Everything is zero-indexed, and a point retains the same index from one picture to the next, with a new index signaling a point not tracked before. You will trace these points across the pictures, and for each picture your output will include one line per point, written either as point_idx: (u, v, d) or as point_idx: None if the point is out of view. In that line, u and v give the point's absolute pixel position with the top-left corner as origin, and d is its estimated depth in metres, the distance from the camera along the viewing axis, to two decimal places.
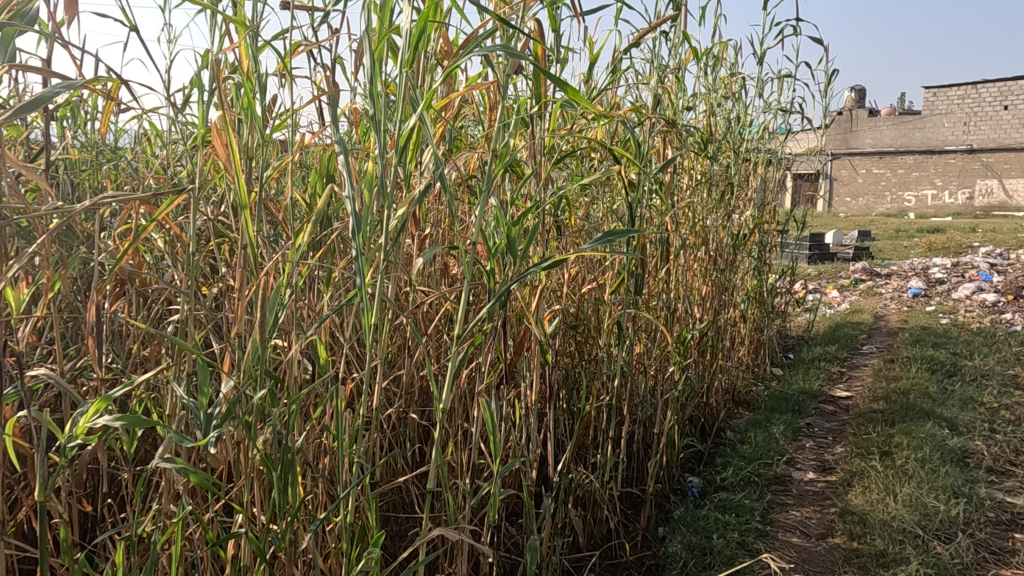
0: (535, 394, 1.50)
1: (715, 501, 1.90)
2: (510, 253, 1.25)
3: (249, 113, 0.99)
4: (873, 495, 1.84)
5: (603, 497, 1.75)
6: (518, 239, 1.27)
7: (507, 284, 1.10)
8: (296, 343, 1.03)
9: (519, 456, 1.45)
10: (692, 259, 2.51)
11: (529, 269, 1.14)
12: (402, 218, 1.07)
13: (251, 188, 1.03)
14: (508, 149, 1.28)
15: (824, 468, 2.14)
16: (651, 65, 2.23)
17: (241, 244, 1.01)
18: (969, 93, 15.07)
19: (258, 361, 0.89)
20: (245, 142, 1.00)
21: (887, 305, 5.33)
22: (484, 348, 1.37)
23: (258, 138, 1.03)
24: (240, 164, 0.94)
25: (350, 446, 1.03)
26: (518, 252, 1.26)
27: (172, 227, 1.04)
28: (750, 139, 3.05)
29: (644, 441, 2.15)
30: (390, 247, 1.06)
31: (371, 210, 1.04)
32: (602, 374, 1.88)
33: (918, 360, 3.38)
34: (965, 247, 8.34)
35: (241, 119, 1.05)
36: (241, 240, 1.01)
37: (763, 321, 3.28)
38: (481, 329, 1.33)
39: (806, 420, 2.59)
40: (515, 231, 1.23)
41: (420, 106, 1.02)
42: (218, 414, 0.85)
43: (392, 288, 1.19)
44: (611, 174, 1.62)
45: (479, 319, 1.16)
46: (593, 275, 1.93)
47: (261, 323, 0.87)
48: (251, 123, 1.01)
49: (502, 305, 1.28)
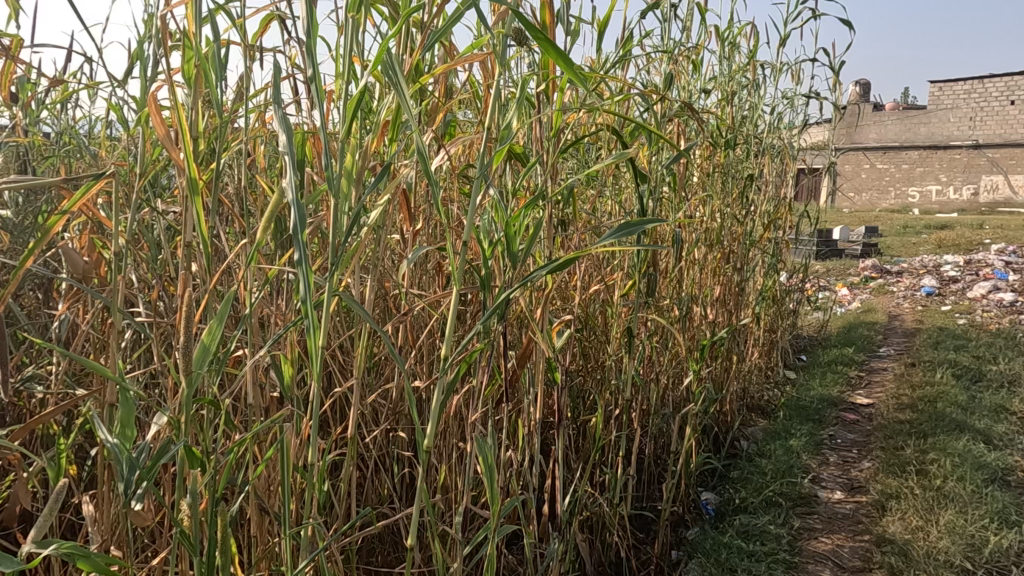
0: (539, 414, 1.32)
1: (736, 525, 1.72)
2: (512, 258, 1.05)
3: (196, 88, 0.82)
4: (911, 522, 1.67)
5: (613, 521, 1.58)
6: (520, 237, 1.08)
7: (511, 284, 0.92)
8: (250, 365, 0.84)
9: (520, 485, 1.27)
10: (706, 257, 2.33)
11: (535, 274, 0.96)
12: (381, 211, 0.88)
13: (202, 176, 0.86)
14: (508, 130, 1.09)
15: (854, 487, 1.96)
16: (662, 46, 2.04)
17: (183, 241, 0.83)
18: (976, 88, 14.85)
19: (193, 387, 0.66)
20: (191, 117, 0.82)
21: (899, 303, 5.22)
22: (481, 365, 1.19)
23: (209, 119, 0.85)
24: (183, 146, 0.75)
25: (317, 488, 0.85)
26: (520, 254, 1.07)
27: (94, 212, 0.96)
28: (764, 128, 2.86)
29: (658, 456, 1.97)
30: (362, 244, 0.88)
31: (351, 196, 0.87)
32: (612, 385, 1.71)
33: (941, 365, 3.19)
34: (978, 244, 8.13)
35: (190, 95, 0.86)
36: (184, 235, 0.83)
37: (775, 321, 3.11)
38: (477, 344, 1.15)
39: (828, 431, 2.41)
40: (515, 228, 1.04)
41: (397, 73, 0.82)
42: (145, 461, 0.66)
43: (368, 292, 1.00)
44: (627, 162, 1.45)
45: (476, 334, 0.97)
46: (601, 276, 1.75)
47: (183, 345, 0.64)
48: (201, 99, 0.84)
49: (502, 315, 1.10)
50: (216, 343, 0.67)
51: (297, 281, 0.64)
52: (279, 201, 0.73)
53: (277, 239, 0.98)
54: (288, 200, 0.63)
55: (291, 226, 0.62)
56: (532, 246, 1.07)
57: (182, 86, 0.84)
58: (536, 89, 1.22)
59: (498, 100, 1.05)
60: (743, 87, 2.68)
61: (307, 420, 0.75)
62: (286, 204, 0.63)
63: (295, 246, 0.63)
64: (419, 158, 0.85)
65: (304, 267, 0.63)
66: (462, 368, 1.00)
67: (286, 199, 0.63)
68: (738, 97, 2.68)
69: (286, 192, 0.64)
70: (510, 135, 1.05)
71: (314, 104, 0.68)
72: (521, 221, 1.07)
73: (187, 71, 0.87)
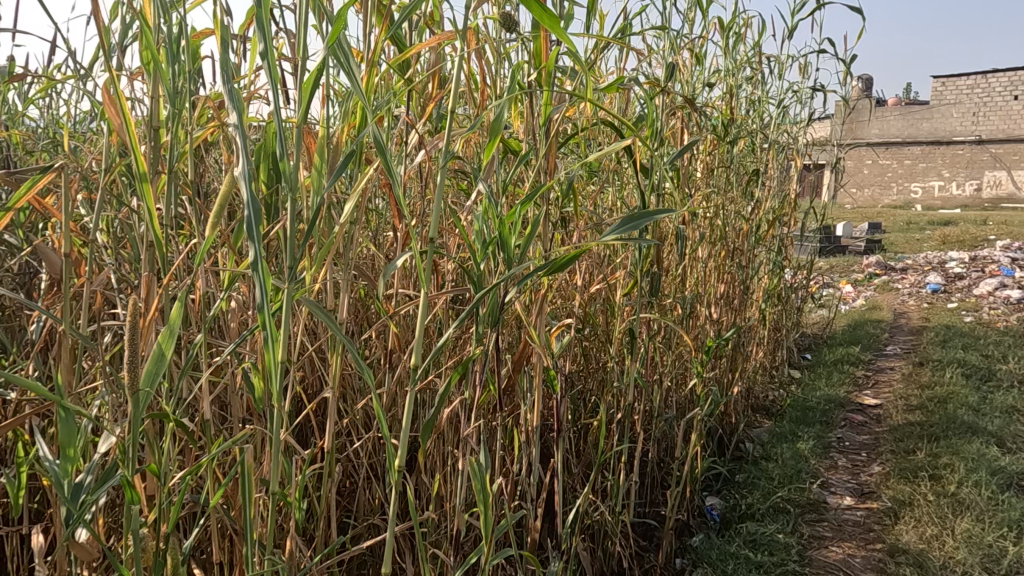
0: (537, 420, 1.25)
1: (743, 533, 1.66)
2: (508, 257, 0.99)
3: (154, 73, 0.74)
4: (925, 531, 1.62)
5: (615, 529, 1.52)
6: (516, 235, 1.01)
7: (502, 283, 0.87)
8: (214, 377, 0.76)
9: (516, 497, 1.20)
10: (710, 254, 2.25)
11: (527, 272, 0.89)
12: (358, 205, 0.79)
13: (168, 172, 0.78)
14: (502, 121, 1.01)
15: (864, 492, 1.90)
16: (664, 37, 1.96)
17: (145, 242, 0.76)
18: (979, 83, 14.74)
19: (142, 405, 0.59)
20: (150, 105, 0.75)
21: (904, 300, 5.14)
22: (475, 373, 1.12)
23: (171, 107, 0.76)
24: (131, 134, 0.68)
25: (296, 506, 0.79)
26: (518, 256, 1.00)
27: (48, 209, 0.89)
28: (769, 122, 2.78)
29: (662, 460, 1.91)
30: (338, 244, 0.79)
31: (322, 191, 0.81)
32: (613, 387, 1.64)
33: (950, 364, 3.12)
34: (982, 241, 8.05)
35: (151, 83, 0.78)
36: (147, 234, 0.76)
37: (780, 319, 3.04)
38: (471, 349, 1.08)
39: (836, 433, 2.35)
40: (509, 225, 0.98)
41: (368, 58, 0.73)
42: (90, 485, 0.59)
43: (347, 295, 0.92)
44: (629, 156, 1.38)
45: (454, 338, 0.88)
46: (601, 274, 1.69)
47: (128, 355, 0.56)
48: (162, 85, 0.76)
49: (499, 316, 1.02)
50: (165, 355, 0.59)
51: (255, 288, 0.56)
52: (237, 194, 0.65)
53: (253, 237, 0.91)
54: (243, 193, 0.56)
55: (247, 223, 0.55)
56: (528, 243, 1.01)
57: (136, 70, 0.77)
58: (531, 78, 1.15)
59: (488, 87, 0.97)
60: (747, 80, 2.60)
61: (275, 439, 0.67)
62: (242, 197, 0.56)
63: (251, 244, 0.55)
64: (382, 150, 0.77)
65: (263, 272, 0.55)
66: (453, 377, 0.93)
67: (242, 192, 0.56)
68: (742, 91, 2.60)
69: (241, 184, 0.56)
70: (501, 127, 0.99)
71: (272, 83, 0.60)
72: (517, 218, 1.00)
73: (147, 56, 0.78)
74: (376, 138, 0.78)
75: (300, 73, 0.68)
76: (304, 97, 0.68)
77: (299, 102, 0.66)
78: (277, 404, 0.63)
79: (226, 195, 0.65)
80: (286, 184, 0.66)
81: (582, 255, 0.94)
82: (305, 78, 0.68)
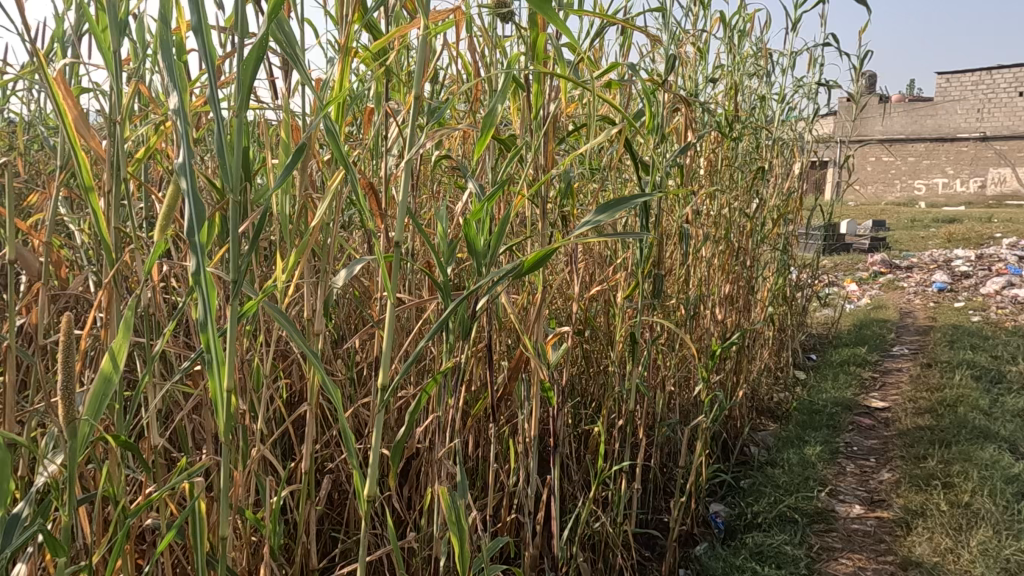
0: (534, 431, 1.19)
1: (749, 545, 1.60)
2: (474, 261, 0.90)
3: (103, 57, 0.68)
4: (939, 543, 1.56)
5: (616, 541, 1.46)
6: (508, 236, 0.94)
7: (466, 288, 0.79)
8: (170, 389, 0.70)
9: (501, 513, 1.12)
10: (714, 254, 2.18)
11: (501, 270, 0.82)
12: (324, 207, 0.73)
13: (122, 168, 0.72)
14: (495, 115, 0.95)
15: (873, 500, 1.84)
16: (665, 30, 1.89)
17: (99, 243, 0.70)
18: (984, 79, 14.61)
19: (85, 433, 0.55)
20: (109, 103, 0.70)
21: (910, 299, 5.06)
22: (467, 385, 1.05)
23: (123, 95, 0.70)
24: (68, 130, 0.61)
25: (270, 529, 0.74)
26: (486, 255, 0.92)
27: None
28: (774, 119, 2.71)
29: (664, 467, 1.85)
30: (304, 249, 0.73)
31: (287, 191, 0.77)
32: (614, 393, 1.58)
33: (959, 366, 3.06)
34: (988, 238, 7.96)
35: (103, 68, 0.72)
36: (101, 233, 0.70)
37: (785, 319, 2.97)
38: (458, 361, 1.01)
39: (843, 438, 2.29)
40: (473, 225, 0.88)
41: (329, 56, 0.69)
42: (25, 515, 0.54)
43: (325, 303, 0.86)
44: (629, 151, 1.30)
45: (420, 350, 0.79)
46: (600, 275, 1.64)
47: (66, 379, 0.51)
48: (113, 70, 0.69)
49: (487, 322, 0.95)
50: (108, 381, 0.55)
51: (199, 300, 0.51)
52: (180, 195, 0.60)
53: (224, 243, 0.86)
54: (184, 188, 0.52)
55: (187, 224, 0.50)
56: (496, 242, 0.92)
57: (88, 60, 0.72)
58: (527, 71, 1.08)
59: (481, 78, 0.91)
60: (752, 76, 2.53)
61: (225, 467, 0.60)
62: (185, 192, 0.52)
63: (192, 248, 0.51)
64: (334, 142, 0.72)
65: (207, 283, 0.51)
66: (432, 390, 0.86)
67: (183, 187, 0.52)
68: (747, 87, 2.53)
69: (185, 184, 0.52)
70: (493, 121, 0.93)
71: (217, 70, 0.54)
72: (483, 214, 0.93)
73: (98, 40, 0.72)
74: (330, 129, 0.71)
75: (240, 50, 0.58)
76: (245, 80, 0.58)
77: (241, 86, 0.57)
78: (226, 433, 0.57)
79: (174, 198, 0.59)
80: (225, 184, 0.58)
81: (552, 254, 0.85)
82: (248, 56, 0.58)
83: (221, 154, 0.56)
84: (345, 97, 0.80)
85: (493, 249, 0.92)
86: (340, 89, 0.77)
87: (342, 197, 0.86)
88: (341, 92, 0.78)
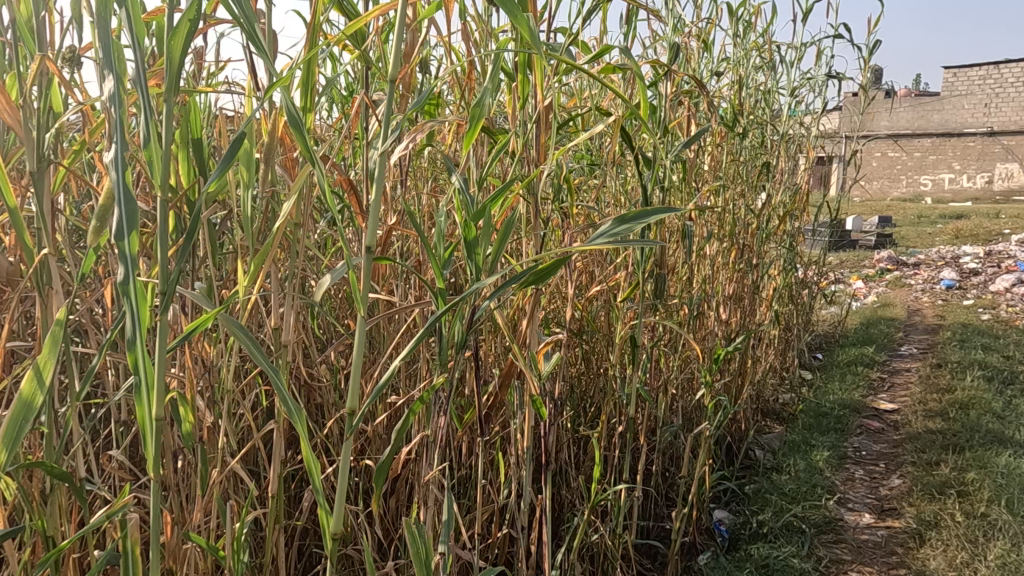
0: (528, 441, 1.13)
1: (755, 556, 1.53)
2: (473, 268, 0.85)
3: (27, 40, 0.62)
4: (954, 557, 1.50)
5: (615, 553, 1.40)
6: (497, 239, 0.87)
7: (460, 297, 0.72)
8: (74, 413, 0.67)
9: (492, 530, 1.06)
10: (719, 252, 2.11)
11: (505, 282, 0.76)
12: (291, 205, 0.66)
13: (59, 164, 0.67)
14: (484, 107, 0.87)
15: (884, 509, 1.77)
16: (668, 21, 1.81)
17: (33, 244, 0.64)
18: (991, 73, 14.45)
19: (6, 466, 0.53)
20: (43, 97, 0.65)
21: (918, 297, 4.97)
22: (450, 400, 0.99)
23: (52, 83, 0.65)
24: None
25: (228, 555, 0.68)
26: (481, 268, 0.85)
27: None
28: (781, 113, 2.62)
29: (667, 473, 1.78)
30: (266, 254, 0.66)
31: (249, 183, 0.70)
32: (614, 397, 1.51)
33: (970, 366, 2.98)
34: (997, 234, 7.85)
35: (35, 55, 0.66)
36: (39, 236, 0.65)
37: (791, 318, 2.90)
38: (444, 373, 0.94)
39: (851, 442, 2.21)
40: (474, 227, 0.83)
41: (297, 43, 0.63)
42: None
43: (293, 309, 0.79)
44: (626, 143, 1.19)
45: (396, 366, 0.72)
46: (600, 274, 1.57)
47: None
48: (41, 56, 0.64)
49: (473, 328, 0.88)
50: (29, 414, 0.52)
51: (128, 313, 0.46)
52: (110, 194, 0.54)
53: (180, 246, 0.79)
54: (114, 185, 0.45)
55: (116, 227, 0.44)
56: (498, 249, 0.86)
57: (18, 51, 0.67)
58: (520, 59, 1.01)
59: (469, 65, 0.83)
60: (759, 68, 2.44)
61: (154, 504, 0.55)
62: (115, 192, 0.45)
63: (120, 255, 0.45)
64: (299, 131, 0.63)
65: (138, 294, 0.45)
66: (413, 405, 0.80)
67: (113, 185, 0.45)
68: (752, 80, 2.44)
69: (112, 177, 0.45)
70: (482, 113, 0.86)
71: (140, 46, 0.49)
72: (485, 218, 0.86)
73: (28, 24, 0.66)
74: (292, 115, 0.63)
75: (170, 26, 0.55)
76: (175, 61, 0.54)
77: (170, 68, 0.54)
78: (158, 462, 0.53)
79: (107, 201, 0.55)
80: (153, 179, 0.52)
81: (561, 264, 0.79)
82: (178, 33, 0.54)
83: (149, 144, 0.50)
84: (313, 84, 0.74)
85: (493, 258, 0.86)
86: (307, 75, 0.71)
87: (310, 194, 0.79)
88: (308, 79, 0.71)
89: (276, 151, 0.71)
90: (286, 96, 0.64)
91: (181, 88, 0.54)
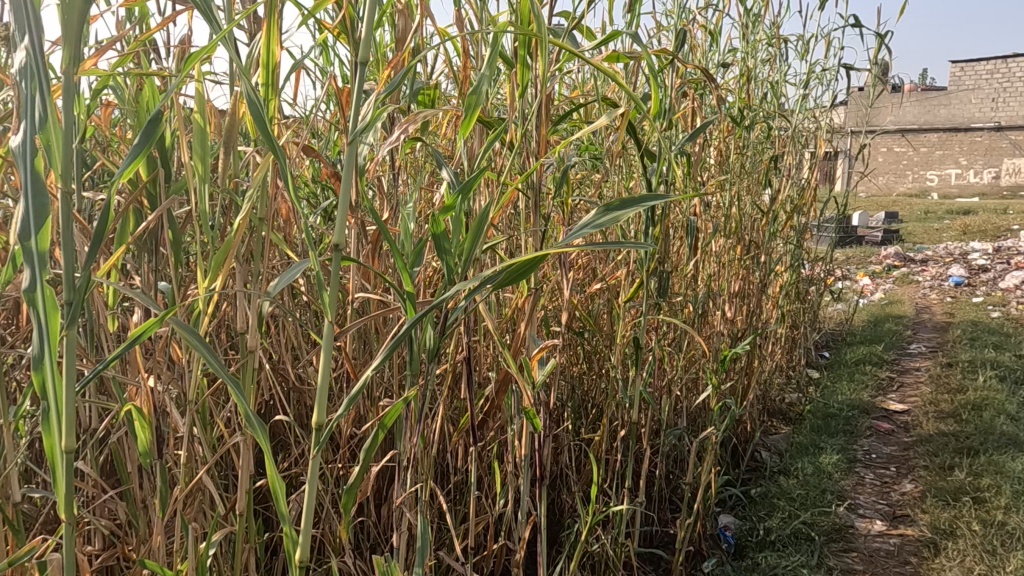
0: (524, 449, 1.07)
1: (763, 566, 1.48)
2: (446, 268, 0.77)
3: None
4: (972, 568, 1.44)
5: (617, 563, 1.34)
6: (471, 234, 0.78)
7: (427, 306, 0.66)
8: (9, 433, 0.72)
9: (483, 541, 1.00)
10: (725, 249, 2.04)
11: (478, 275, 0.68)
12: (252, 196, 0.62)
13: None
14: (478, 97, 0.80)
15: (897, 516, 1.71)
16: (673, 9, 1.74)
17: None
18: (999, 68, 14.30)
19: None
20: None
21: (926, 294, 4.89)
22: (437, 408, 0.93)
23: None
24: None
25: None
26: (459, 266, 0.78)
27: None
28: (790, 105, 2.55)
29: (670, 477, 1.72)
30: (221, 254, 0.62)
31: (205, 175, 0.65)
32: (616, 400, 1.46)
33: (982, 365, 2.91)
34: (1005, 230, 7.75)
35: None
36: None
37: (798, 316, 2.83)
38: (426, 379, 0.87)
39: (861, 444, 2.15)
40: (442, 221, 0.75)
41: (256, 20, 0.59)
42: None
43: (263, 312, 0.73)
44: (630, 136, 1.12)
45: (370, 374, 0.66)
46: (600, 272, 1.52)
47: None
48: None
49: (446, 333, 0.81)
50: None
51: (37, 323, 0.49)
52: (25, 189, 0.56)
53: (144, 241, 0.75)
54: (24, 178, 0.47)
55: (24, 220, 0.47)
56: (470, 245, 0.78)
57: None
58: (518, 43, 0.94)
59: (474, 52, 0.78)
60: (767, 60, 2.37)
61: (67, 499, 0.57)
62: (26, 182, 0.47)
63: (29, 254, 0.48)
64: (260, 119, 0.58)
65: (46, 302, 0.49)
66: (393, 413, 0.74)
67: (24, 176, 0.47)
68: (760, 72, 2.37)
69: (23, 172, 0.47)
70: (479, 101, 0.80)
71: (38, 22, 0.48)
72: (457, 209, 0.78)
73: None
74: (250, 100, 0.58)
75: None
76: (70, 21, 0.52)
77: (68, 37, 0.52)
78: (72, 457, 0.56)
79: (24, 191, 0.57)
80: (54, 163, 0.52)
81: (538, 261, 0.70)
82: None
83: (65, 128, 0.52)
84: (279, 62, 0.68)
85: (468, 252, 0.78)
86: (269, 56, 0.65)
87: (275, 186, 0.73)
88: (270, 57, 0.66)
89: (237, 136, 0.66)
90: (246, 81, 0.58)
91: (81, 60, 0.54)
